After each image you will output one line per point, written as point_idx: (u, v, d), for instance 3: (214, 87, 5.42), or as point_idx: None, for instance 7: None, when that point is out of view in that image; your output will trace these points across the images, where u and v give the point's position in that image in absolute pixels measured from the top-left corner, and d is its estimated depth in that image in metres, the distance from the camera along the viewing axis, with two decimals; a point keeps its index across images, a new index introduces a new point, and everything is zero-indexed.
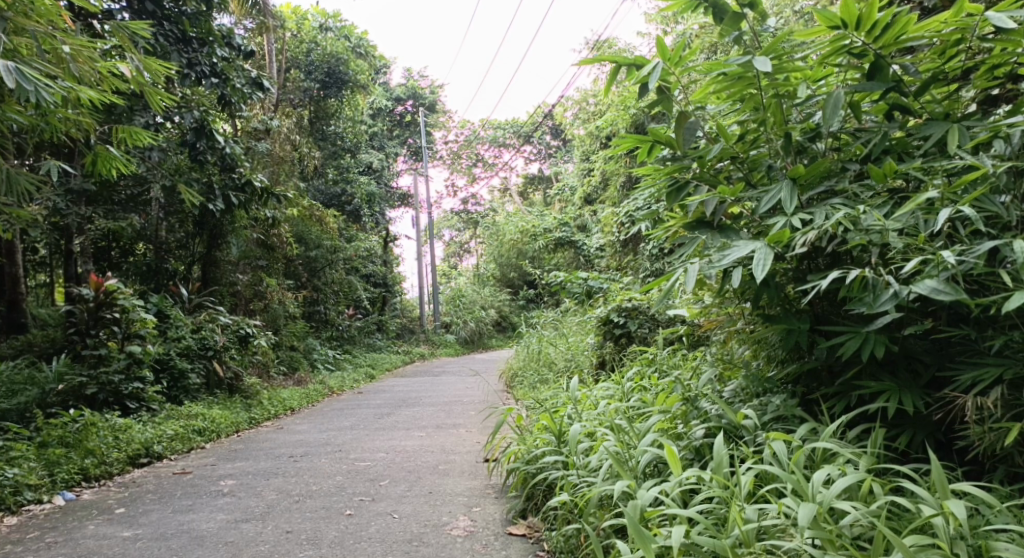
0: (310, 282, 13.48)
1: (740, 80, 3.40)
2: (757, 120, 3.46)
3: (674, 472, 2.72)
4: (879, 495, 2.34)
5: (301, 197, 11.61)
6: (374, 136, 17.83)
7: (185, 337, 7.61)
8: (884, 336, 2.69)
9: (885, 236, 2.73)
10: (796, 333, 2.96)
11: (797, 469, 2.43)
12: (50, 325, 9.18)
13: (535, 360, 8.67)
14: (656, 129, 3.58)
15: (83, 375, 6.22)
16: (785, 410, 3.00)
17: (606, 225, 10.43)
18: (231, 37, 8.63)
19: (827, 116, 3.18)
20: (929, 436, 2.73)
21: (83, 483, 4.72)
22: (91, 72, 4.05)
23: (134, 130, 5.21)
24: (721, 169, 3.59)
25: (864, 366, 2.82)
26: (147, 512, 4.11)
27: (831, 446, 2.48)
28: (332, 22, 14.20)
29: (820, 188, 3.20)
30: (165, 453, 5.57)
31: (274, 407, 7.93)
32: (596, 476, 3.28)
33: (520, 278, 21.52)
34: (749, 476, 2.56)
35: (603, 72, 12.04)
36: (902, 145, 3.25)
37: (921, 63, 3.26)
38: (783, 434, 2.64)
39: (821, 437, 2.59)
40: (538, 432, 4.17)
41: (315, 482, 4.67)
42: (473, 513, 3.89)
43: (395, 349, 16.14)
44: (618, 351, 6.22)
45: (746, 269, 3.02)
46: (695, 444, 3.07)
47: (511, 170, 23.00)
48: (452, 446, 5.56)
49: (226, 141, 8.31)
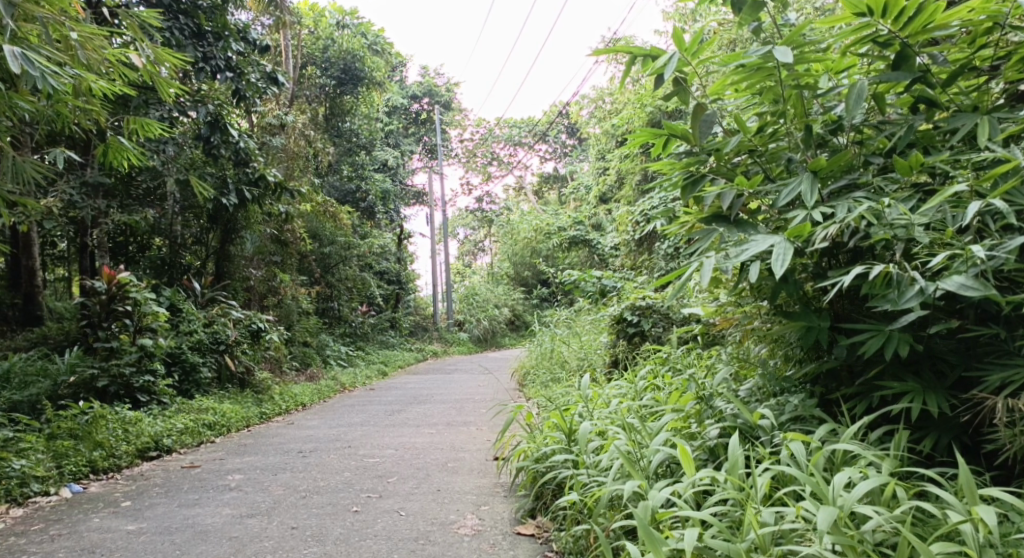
0: (323, 278, 13.47)
1: (759, 71, 3.30)
2: (776, 113, 3.37)
3: (687, 473, 2.62)
4: (903, 500, 2.23)
5: (314, 193, 11.60)
6: (390, 134, 17.81)
7: (197, 331, 7.60)
8: (907, 334, 2.59)
9: (911, 231, 2.63)
10: (815, 331, 2.86)
11: (817, 472, 2.33)
12: (66, 318, 9.21)
13: (547, 358, 8.59)
14: (672, 123, 3.49)
15: (94, 367, 6.21)
16: (803, 408, 2.89)
17: (621, 224, 10.32)
18: (247, 31, 8.65)
19: (849, 107, 3.08)
20: (954, 439, 2.60)
21: (91, 475, 4.70)
22: (99, 59, 4.07)
23: (145, 121, 5.14)
24: (738, 162, 3.50)
25: (887, 365, 2.71)
26: (153, 506, 4.08)
27: (852, 448, 2.38)
28: (349, 19, 14.23)
29: (842, 181, 3.10)
30: (174, 447, 5.55)
31: (285, 402, 7.90)
32: (607, 476, 3.19)
33: (534, 277, 21.47)
34: (766, 477, 2.47)
35: (619, 71, 11.95)
36: (928, 138, 3.16)
37: (950, 54, 3.16)
38: (801, 435, 2.54)
39: (842, 438, 2.48)
40: (548, 430, 4.10)
41: (322, 478, 4.62)
42: (481, 511, 3.82)
43: (408, 346, 16.14)
44: (631, 350, 6.13)
45: (764, 264, 2.92)
46: (708, 444, 2.95)
47: (526, 169, 22.93)
48: (462, 444, 5.49)
49: (240, 135, 8.29)
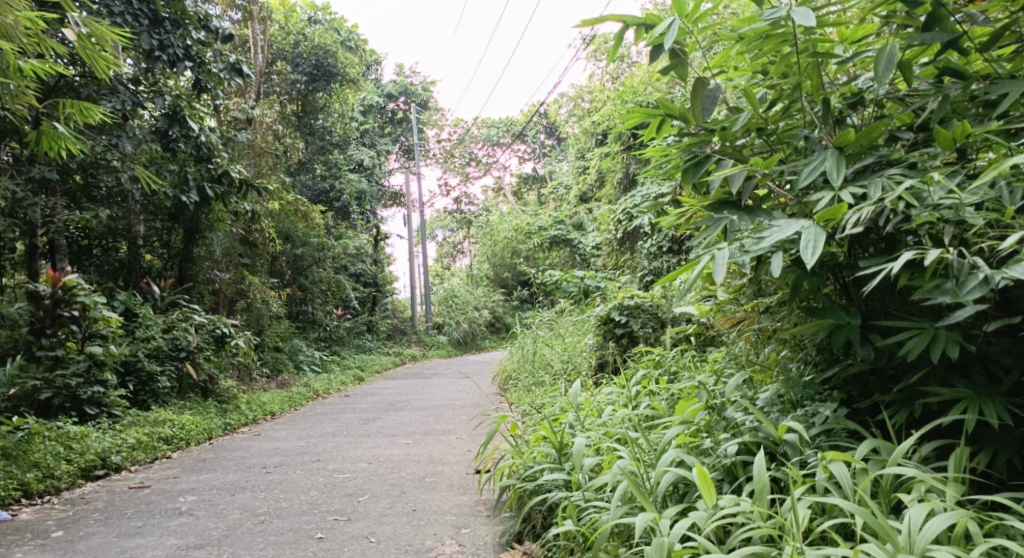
0: (295, 281, 12.91)
1: (769, 38, 2.93)
2: (790, 86, 2.97)
3: (707, 501, 2.22)
4: (979, 539, 1.86)
5: (284, 191, 11.10)
6: (365, 133, 17.23)
7: (155, 337, 7.10)
8: (957, 333, 2.22)
9: (961, 212, 2.25)
10: (845, 330, 2.49)
11: (872, 505, 1.95)
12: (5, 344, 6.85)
13: (529, 361, 8.17)
14: (668, 101, 3.12)
15: (37, 378, 5.68)
16: (835, 420, 2.47)
17: (602, 223, 9.93)
18: (208, 19, 8.03)
19: (879, 72, 2.65)
20: (1016, 455, 2.22)
21: (23, 500, 4.22)
22: (15, 25, 3.54)
23: (84, 104, 4.56)
24: (743, 141, 3.13)
25: (932, 370, 2.34)
26: (88, 536, 3.62)
27: (914, 474, 2.00)
28: (321, 15, 13.59)
29: (869, 159, 2.71)
30: (124, 465, 5.07)
31: (252, 412, 7.43)
32: (606, 499, 2.78)
33: (514, 278, 21.12)
34: (804, 506, 2.08)
35: (599, 67, 11.59)
36: (962, 110, 2.76)
37: (990, 13, 2.74)
38: (843, 455, 2.15)
39: (894, 459, 2.11)
40: (535, 443, 3.70)
41: (285, 499, 4.17)
42: (461, 536, 3.39)
43: (386, 350, 15.71)
44: (620, 352, 5.72)
45: (787, 255, 2.53)
46: (724, 462, 2.53)
47: (504, 169, 22.56)
48: (441, 456, 5.05)
49: (201, 129, 7.84)
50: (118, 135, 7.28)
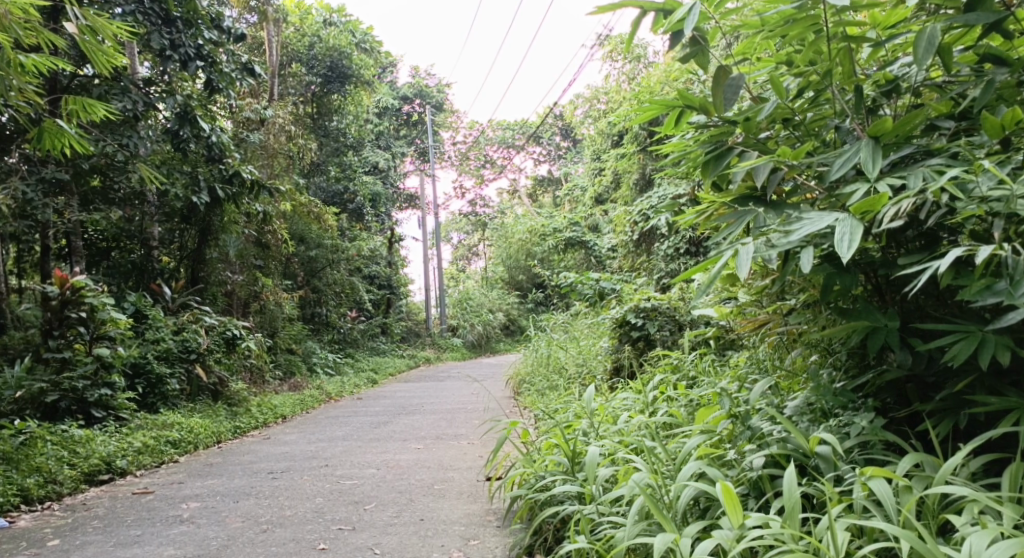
0: (308, 283, 12.83)
1: (796, 22, 2.73)
2: (819, 72, 2.79)
3: (733, 521, 2.06)
4: None
5: (297, 192, 11.00)
6: (380, 135, 17.13)
7: (165, 339, 7.00)
8: (1007, 336, 2.05)
9: (1011, 205, 2.07)
10: (882, 332, 2.31)
11: (922, 531, 1.79)
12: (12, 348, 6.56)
13: (544, 364, 8.00)
14: (688, 90, 2.94)
15: (43, 381, 5.57)
16: (871, 431, 2.29)
17: (618, 225, 9.74)
18: (220, 19, 7.93)
19: (918, 56, 2.46)
20: None
21: (23, 506, 4.11)
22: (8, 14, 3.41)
23: (87, 100, 4.44)
24: (768, 133, 2.96)
25: (979, 377, 2.17)
26: (84, 546, 3.50)
27: (969, 494, 1.84)
28: (337, 16, 13.48)
29: (907, 149, 2.52)
30: (129, 469, 4.95)
31: (263, 416, 7.32)
32: (621, 514, 2.61)
33: (528, 281, 20.97)
34: (842, 527, 1.93)
35: (615, 68, 11.41)
36: (1009, 97, 2.56)
37: None
38: (884, 471, 1.99)
39: (941, 475, 1.94)
40: (547, 451, 3.55)
41: (289, 507, 4.03)
42: (469, 548, 3.23)
43: (400, 353, 15.60)
44: (636, 356, 5.52)
45: (819, 250, 2.36)
46: (751, 476, 2.36)
47: (519, 171, 22.43)
48: (451, 462, 4.90)
49: (211, 129, 7.73)
50: (128, 135, 7.19)
